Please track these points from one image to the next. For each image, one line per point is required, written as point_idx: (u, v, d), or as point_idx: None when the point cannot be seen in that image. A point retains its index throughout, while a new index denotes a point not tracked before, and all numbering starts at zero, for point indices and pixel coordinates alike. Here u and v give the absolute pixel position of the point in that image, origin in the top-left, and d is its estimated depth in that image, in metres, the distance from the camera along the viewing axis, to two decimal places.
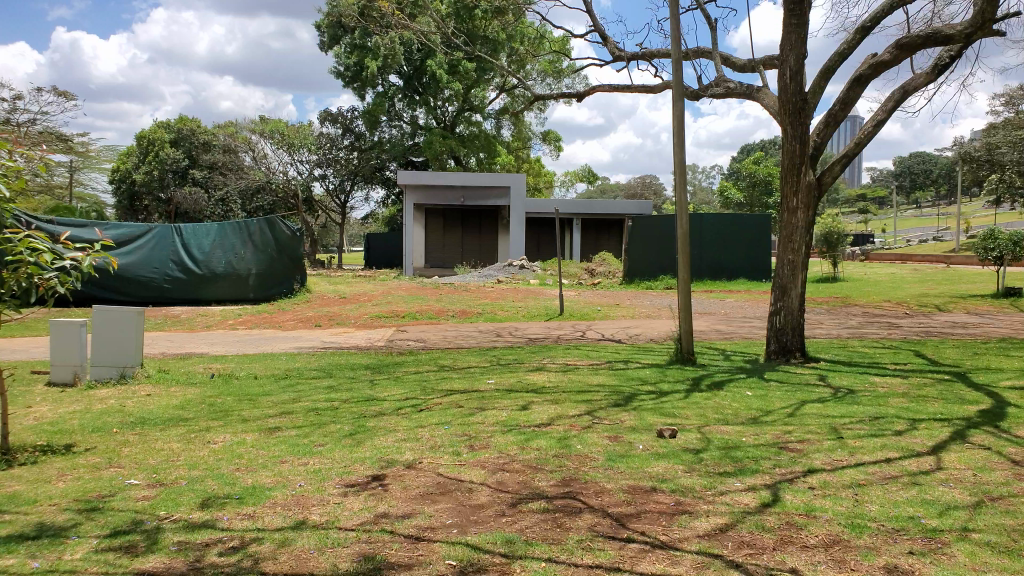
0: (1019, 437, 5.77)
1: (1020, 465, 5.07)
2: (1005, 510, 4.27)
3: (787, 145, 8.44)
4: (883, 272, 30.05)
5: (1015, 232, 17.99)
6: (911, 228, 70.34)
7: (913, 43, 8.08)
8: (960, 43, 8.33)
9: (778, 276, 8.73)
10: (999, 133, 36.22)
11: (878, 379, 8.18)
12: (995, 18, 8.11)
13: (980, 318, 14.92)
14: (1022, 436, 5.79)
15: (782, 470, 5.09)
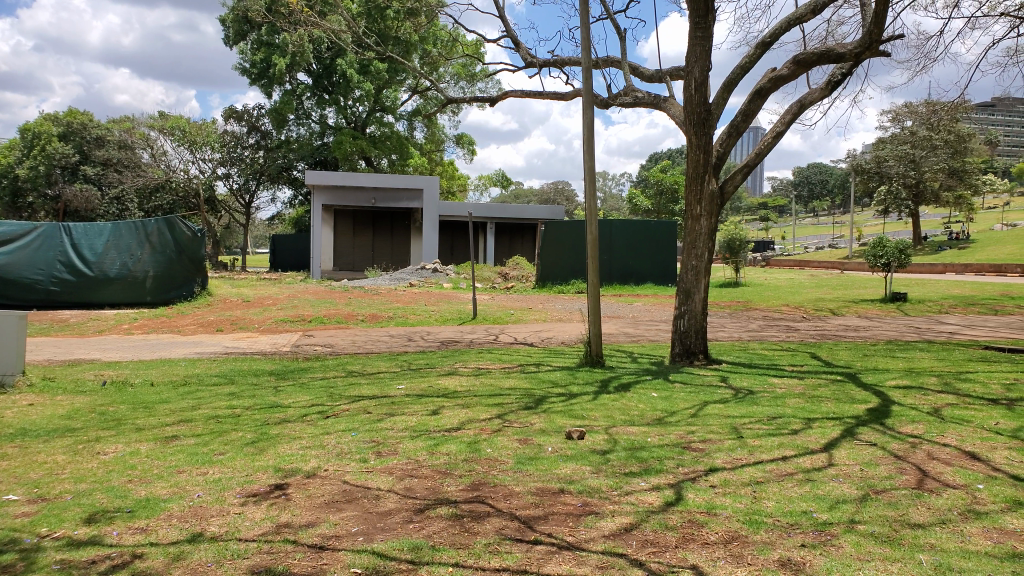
0: (903, 434, 6.15)
1: (901, 461, 5.40)
2: (888, 502, 4.55)
3: (692, 154, 8.71)
4: (782, 277, 31.45)
5: (900, 241, 19.21)
6: (807, 236, 73.96)
7: (809, 59, 8.51)
8: (851, 61, 8.81)
9: (682, 281, 8.98)
10: (887, 148, 38.48)
11: (776, 380, 8.56)
12: (882, 39, 8.62)
13: (869, 322, 15.81)
14: (905, 433, 6.17)
15: (684, 469, 5.25)
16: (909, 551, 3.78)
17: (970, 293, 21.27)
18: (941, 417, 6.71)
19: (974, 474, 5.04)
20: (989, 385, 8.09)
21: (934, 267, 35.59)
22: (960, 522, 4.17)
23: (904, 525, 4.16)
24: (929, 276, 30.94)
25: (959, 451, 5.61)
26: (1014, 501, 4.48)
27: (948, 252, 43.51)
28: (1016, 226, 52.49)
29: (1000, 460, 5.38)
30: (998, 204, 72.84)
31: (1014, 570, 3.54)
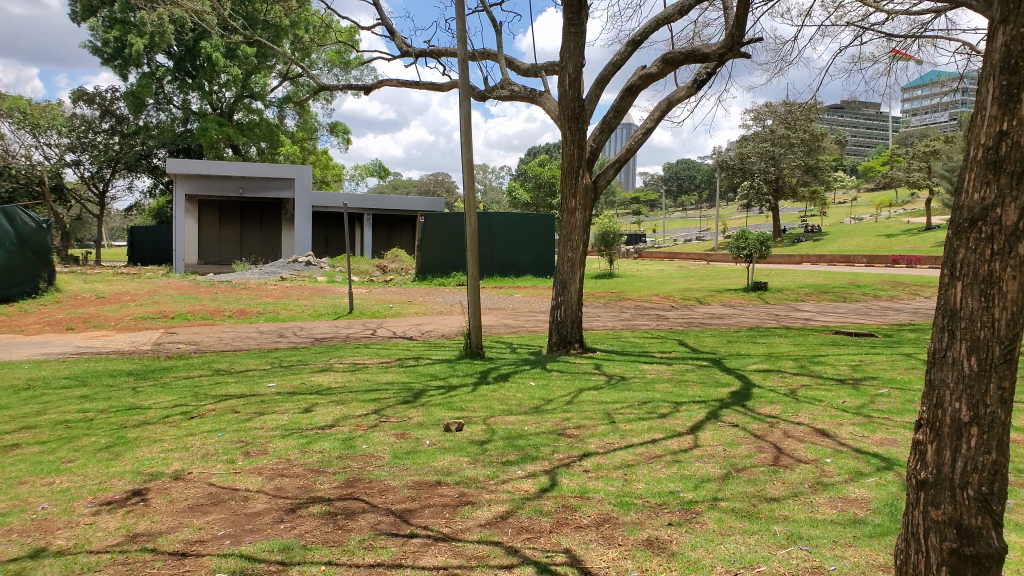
0: (762, 414, 6.56)
1: (760, 440, 5.75)
2: (748, 479, 4.82)
3: (566, 149, 8.87)
4: (653, 268, 32.67)
5: (761, 233, 20.39)
6: (676, 229, 77.19)
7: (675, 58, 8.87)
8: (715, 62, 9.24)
9: (559, 272, 9.11)
10: (749, 145, 40.61)
11: (646, 366, 8.91)
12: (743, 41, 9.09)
13: (733, 310, 16.70)
14: (764, 413, 6.57)
15: (560, 455, 5.37)
16: (766, 524, 4.03)
17: (822, 282, 22.88)
18: (795, 398, 7.19)
19: (823, 449, 5.44)
20: (838, 366, 8.76)
21: (791, 258, 38.03)
22: (810, 494, 4.49)
23: (762, 499, 4.43)
24: (786, 266, 32.99)
25: (811, 428, 6.04)
26: (856, 472, 4.88)
27: (804, 244, 46.65)
28: (861, 220, 56.89)
29: (846, 434, 5.84)
30: (846, 199, 78.69)
31: (855, 534, 3.85)
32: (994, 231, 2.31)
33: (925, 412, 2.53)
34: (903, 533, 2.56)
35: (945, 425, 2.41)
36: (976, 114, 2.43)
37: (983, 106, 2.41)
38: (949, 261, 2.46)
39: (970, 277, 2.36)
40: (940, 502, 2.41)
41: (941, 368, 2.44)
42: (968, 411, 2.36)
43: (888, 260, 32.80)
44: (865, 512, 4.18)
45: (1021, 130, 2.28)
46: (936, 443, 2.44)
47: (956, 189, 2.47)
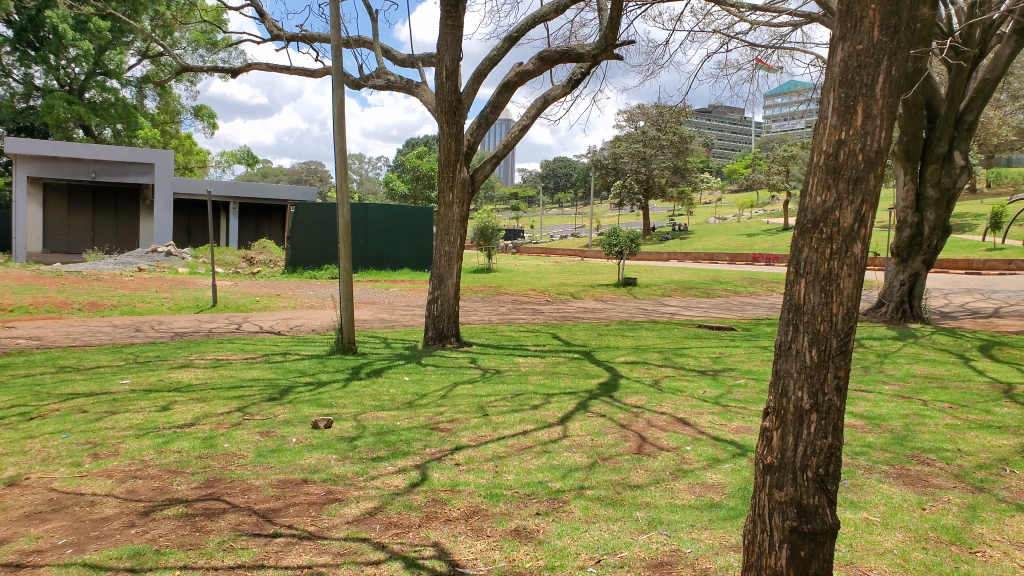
0: (628, 404, 6.81)
1: (625, 429, 5.97)
2: (613, 467, 5.00)
3: (444, 142, 8.81)
4: (530, 263, 33.18)
5: (631, 231, 21.14)
6: (552, 225, 78.71)
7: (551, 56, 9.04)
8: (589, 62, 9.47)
9: (436, 266, 9.05)
10: (622, 146, 41.95)
11: (520, 359, 9.03)
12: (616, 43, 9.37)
13: (604, 305, 17.22)
14: (630, 404, 6.83)
15: (431, 449, 5.36)
16: (629, 510, 4.19)
17: (687, 278, 24.02)
18: (660, 388, 7.51)
19: (683, 437, 5.73)
20: (700, 359, 9.23)
21: (659, 255, 39.68)
22: (670, 480, 4.72)
23: (626, 486, 4.61)
24: (655, 264, 34.38)
25: (672, 417, 6.33)
26: (714, 458, 5.17)
27: (672, 242, 48.78)
28: (724, 220, 60.10)
29: (706, 423, 6.16)
30: (711, 201, 82.95)
31: (710, 517, 4.07)
32: (833, 232, 2.51)
33: (771, 400, 2.69)
34: (750, 514, 2.72)
35: (790, 412, 2.59)
36: (819, 122, 2.61)
37: (824, 116, 2.60)
38: (795, 259, 2.63)
39: (812, 275, 2.55)
40: (784, 484, 2.60)
41: (786, 358, 2.61)
42: (809, 399, 2.55)
43: (748, 258, 34.83)
44: (720, 496, 4.43)
45: (856, 139, 2.48)
46: (781, 429, 2.62)
47: (800, 192, 2.65)
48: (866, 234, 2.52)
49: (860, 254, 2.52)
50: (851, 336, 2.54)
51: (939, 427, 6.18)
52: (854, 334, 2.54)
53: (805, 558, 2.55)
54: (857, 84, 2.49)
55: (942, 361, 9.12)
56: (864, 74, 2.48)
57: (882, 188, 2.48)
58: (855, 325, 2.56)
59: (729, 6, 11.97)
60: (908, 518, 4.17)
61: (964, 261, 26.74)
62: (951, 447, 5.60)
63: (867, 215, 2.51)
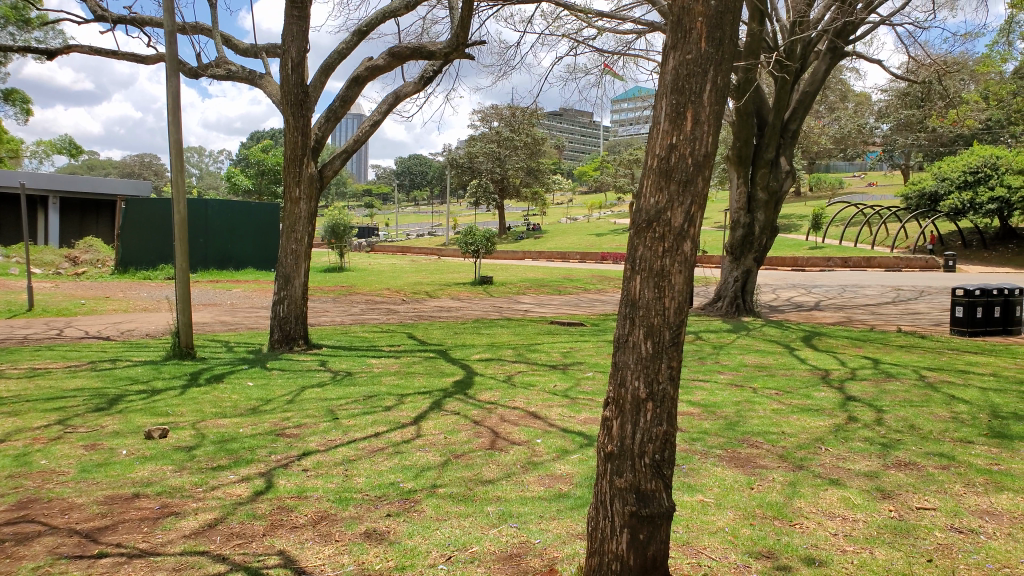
0: (481, 401, 6.90)
1: (479, 425, 6.05)
2: (466, 464, 5.05)
3: (289, 136, 8.50)
4: (386, 262, 32.76)
5: (486, 230, 21.35)
6: (407, 224, 78.00)
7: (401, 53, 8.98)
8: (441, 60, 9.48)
9: (282, 265, 8.74)
10: (477, 145, 42.15)
11: (373, 360, 8.91)
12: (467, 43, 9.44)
13: (459, 303, 17.29)
14: (484, 400, 6.93)
15: (277, 456, 5.18)
16: (480, 505, 4.26)
17: (541, 276, 24.62)
18: (512, 384, 7.67)
19: (534, 430, 5.88)
20: (551, 354, 9.49)
21: (514, 253, 40.32)
22: (521, 474, 4.83)
23: (478, 482, 4.67)
24: (510, 262, 34.89)
25: (524, 412, 6.48)
26: (562, 450, 5.34)
27: (526, 240, 49.73)
28: (575, 219, 61.92)
29: (555, 416, 6.36)
30: (563, 203, 85.20)
31: (559, 507, 4.21)
32: (666, 231, 2.66)
33: (610, 391, 2.82)
34: (593, 502, 2.83)
35: (627, 400, 2.73)
36: (653, 126, 2.76)
37: (658, 121, 2.74)
38: (631, 257, 2.77)
39: (647, 272, 2.69)
40: (623, 471, 2.73)
41: (624, 350, 2.75)
42: (645, 388, 2.70)
43: (597, 257, 36.17)
44: (568, 486, 4.59)
45: (686, 143, 2.65)
46: (620, 418, 2.75)
47: (636, 192, 2.80)
48: (695, 233, 2.70)
49: (690, 251, 2.70)
50: (682, 328, 2.72)
51: (766, 412, 6.72)
52: (684, 327, 2.71)
53: (644, 541, 2.72)
54: (686, 91, 2.65)
55: (770, 351, 9.90)
56: (692, 82, 2.66)
57: (709, 190, 2.67)
58: (686, 318, 2.74)
59: (577, 12, 12.36)
60: (738, 497, 4.51)
61: (790, 258, 29.14)
62: (776, 429, 6.10)
63: (695, 216, 2.69)
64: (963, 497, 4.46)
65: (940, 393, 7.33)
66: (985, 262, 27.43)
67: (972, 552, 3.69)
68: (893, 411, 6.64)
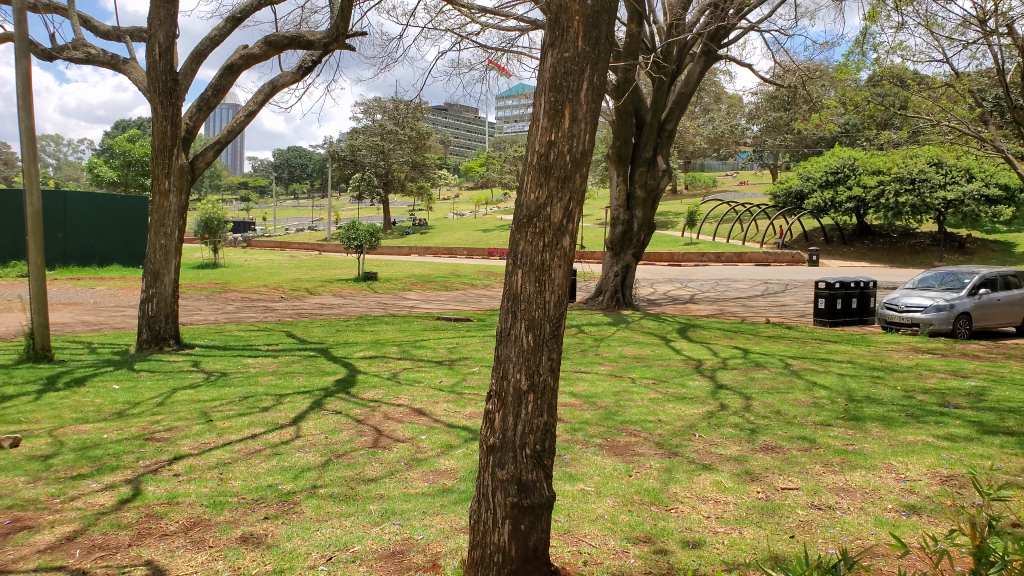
0: (364, 399, 6.81)
1: (361, 424, 5.97)
2: (347, 463, 4.97)
3: (158, 125, 8.07)
4: (263, 258, 31.59)
5: (370, 225, 21.00)
6: (288, 219, 75.47)
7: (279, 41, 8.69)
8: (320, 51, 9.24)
9: (150, 262, 8.29)
10: (360, 138, 41.17)
11: (250, 360, 8.61)
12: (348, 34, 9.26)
13: (342, 300, 16.93)
14: (366, 398, 6.83)
15: (145, 462, 4.92)
16: (362, 504, 4.21)
17: (427, 272, 24.45)
18: (396, 381, 7.61)
19: (418, 427, 5.86)
20: (436, 350, 9.47)
21: (400, 249, 39.86)
22: (404, 471, 4.81)
23: (360, 481, 4.61)
24: (395, 258, 34.46)
25: (408, 409, 6.45)
26: (447, 445, 5.35)
27: (411, 236, 49.29)
28: (461, 215, 61.88)
29: (441, 411, 6.37)
30: (449, 197, 84.93)
31: (442, 502, 4.23)
32: (545, 226, 2.73)
33: (492, 384, 2.86)
34: (474, 495, 2.86)
35: (509, 393, 2.78)
36: (532, 123, 2.82)
37: (537, 118, 2.80)
38: (513, 252, 2.82)
39: (527, 266, 2.75)
40: (505, 463, 2.78)
41: (507, 344, 2.79)
42: (526, 380, 2.76)
43: (484, 253, 36.37)
44: (452, 481, 4.61)
45: (564, 141, 2.73)
46: (502, 410, 2.80)
47: (517, 188, 2.85)
48: (573, 228, 2.79)
49: (569, 246, 2.78)
50: (561, 322, 2.80)
51: (644, 401, 7.00)
52: (563, 321, 2.80)
53: (525, 531, 2.78)
54: (564, 89, 2.73)
55: (647, 343, 10.29)
56: (570, 81, 2.73)
57: (586, 186, 2.77)
58: (564, 311, 2.83)
59: (461, 7, 12.35)
60: (617, 484, 4.68)
61: (668, 253, 30.33)
62: (654, 418, 6.37)
63: (574, 211, 2.78)
64: (822, 476, 4.82)
65: (802, 380, 7.86)
66: (845, 257, 29.57)
67: (829, 526, 4.00)
68: (760, 398, 7.06)
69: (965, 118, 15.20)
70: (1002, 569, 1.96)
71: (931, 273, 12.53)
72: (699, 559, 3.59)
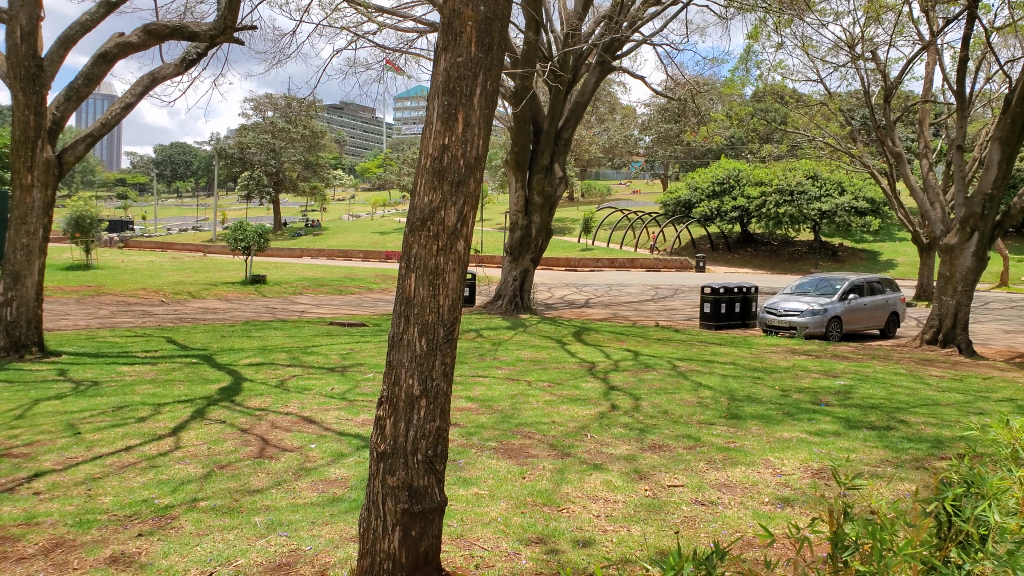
0: (250, 408, 6.56)
1: (246, 433, 5.74)
2: (230, 474, 4.77)
3: (19, 114, 7.51)
4: (142, 258, 29.93)
5: (259, 226, 20.25)
6: (170, 219, 71.77)
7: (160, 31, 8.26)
8: (206, 43, 8.86)
9: (10, 262, 7.70)
10: (248, 135, 39.60)
11: (126, 368, 8.13)
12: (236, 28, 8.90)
13: (229, 304, 16.25)
14: (252, 407, 6.58)
15: (1, 480, 4.55)
16: (246, 516, 4.05)
17: (319, 275, 23.80)
18: (285, 388, 7.37)
19: (307, 435, 5.70)
20: (328, 356, 9.24)
21: (291, 251, 38.64)
22: (292, 480, 4.66)
23: (244, 492, 4.44)
24: (285, 261, 33.34)
25: (297, 417, 6.25)
26: (337, 453, 5.23)
27: (304, 238, 47.91)
28: (356, 217, 60.60)
29: (331, 419, 6.20)
30: (344, 198, 83.24)
31: (331, 512, 4.12)
32: (439, 229, 2.71)
33: (383, 389, 2.80)
34: (364, 503, 2.79)
35: (401, 398, 2.73)
36: (424, 126, 2.79)
37: (429, 121, 2.78)
38: (405, 255, 2.77)
39: (422, 269, 2.72)
40: (395, 469, 2.74)
41: (398, 348, 2.74)
42: (419, 385, 2.72)
43: (380, 256, 35.84)
44: (342, 489, 4.51)
45: (458, 144, 2.72)
46: (393, 416, 2.75)
47: (409, 192, 2.81)
48: (467, 232, 2.78)
49: (463, 250, 2.77)
50: (454, 326, 2.78)
51: (538, 404, 7.06)
52: (456, 325, 2.79)
53: (416, 538, 2.75)
54: (458, 93, 2.72)
55: (543, 346, 10.41)
56: (463, 85, 2.73)
57: (480, 191, 2.76)
58: (457, 315, 2.81)
59: (356, 5, 12.12)
60: (509, 487, 4.71)
61: (564, 258, 30.78)
62: (546, 420, 6.44)
63: (468, 215, 2.77)
64: (706, 473, 5.01)
65: (688, 380, 8.17)
66: (729, 263, 30.92)
67: (712, 521, 4.16)
68: (649, 398, 7.29)
69: (837, 135, 16.21)
70: (856, 553, 2.07)
71: (807, 279, 13.29)
72: (588, 557, 3.65)
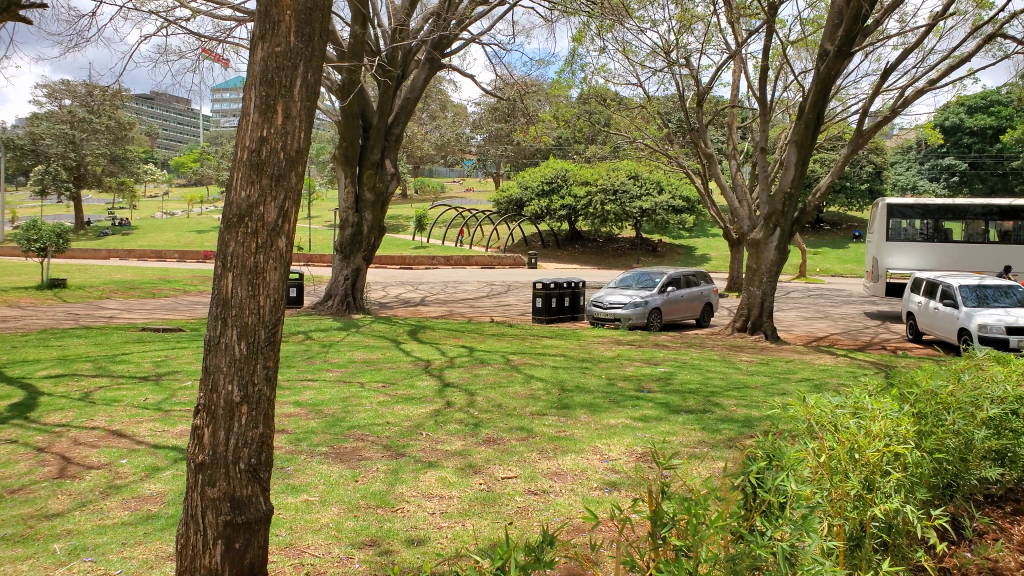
0: (48, 425, 5.96)
1: (44, 452, 5.23)
2: (24, 499, 4.33)
3: None
4: None
5: (57, 225, 18.38)
6: None
7: None
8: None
9: None
10: (42, 124, 35.77)
11: None
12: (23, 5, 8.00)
13: (22, 311, 14.66)
14: (50, 423, 5.99)
15: None
16: (44, 544, 3.70)
17: (129, 278, 21.98)
18: (91, 401, 6.77)
19: (117, 451, 5.28)
20: (141, 364, 8.60)
21: (97, 252, 35.36)
22: (100, 501, 4.31)
23: (41, 518, 4.04)
24: (89, 263, 30.45)
25: (105, 431, 5.78)
26: (152, 468, 4.90)
27: (111, 237, 44.09)
28: (172, 215, 56.60)
29: (144, 432, 5.78)
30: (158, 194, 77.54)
31: (145, 531, 3.86)
32: (258, 226, 2.62)
33: (200, 397, 2.66)
34: (182, 517, 2.65)
35: (220, 406, 2.61)
36: (239, 117, 2.68)
37: (245, 112, 2.67)
38: (220, 254, 2.65)
39: (239, 268, 2.61)
40: (216, 480, 2.61)
41: (215, 353, 2.62)
42: (239, 392, 2.62)
43: (200, 256, 33.73)
44: (157, 506, 4.23)
45: (276, 137, 2.64)
46: (212, 425, 2.62)
47: (224, 187, 2.69)
48: (288, 229, 2.71)
49: (284, 248, 2.70)
50: (276, 328, 2.70)
51: (372, 405, 6.98)
52: (279, 327, 2.71)
53: (240, 550, 2.62)
54: (276, 84, 2.64)
55: (376, 346, 10.28)
56: (282, 76, 2.65)
57: (301, 185, 2.70)
58: (279, 316, 2.73)
59: None
60: (341, 491, 4.63)
61: (397, 256, 30.48)
62: (381, 420, 6.39)
63: (290, 211, 2.70)
64: (538, 463, 5.20)
65: (520, 373, 8.41)
66: (558, 259, 32.07)
67: (544, 509, 4.33)
68: (483, 393, 7.43)
69: (655, 138, 17.29)
70: (674, 529, 2.19)
71: (629, 274, 14.05)
72: (422, 555, 3.69)
